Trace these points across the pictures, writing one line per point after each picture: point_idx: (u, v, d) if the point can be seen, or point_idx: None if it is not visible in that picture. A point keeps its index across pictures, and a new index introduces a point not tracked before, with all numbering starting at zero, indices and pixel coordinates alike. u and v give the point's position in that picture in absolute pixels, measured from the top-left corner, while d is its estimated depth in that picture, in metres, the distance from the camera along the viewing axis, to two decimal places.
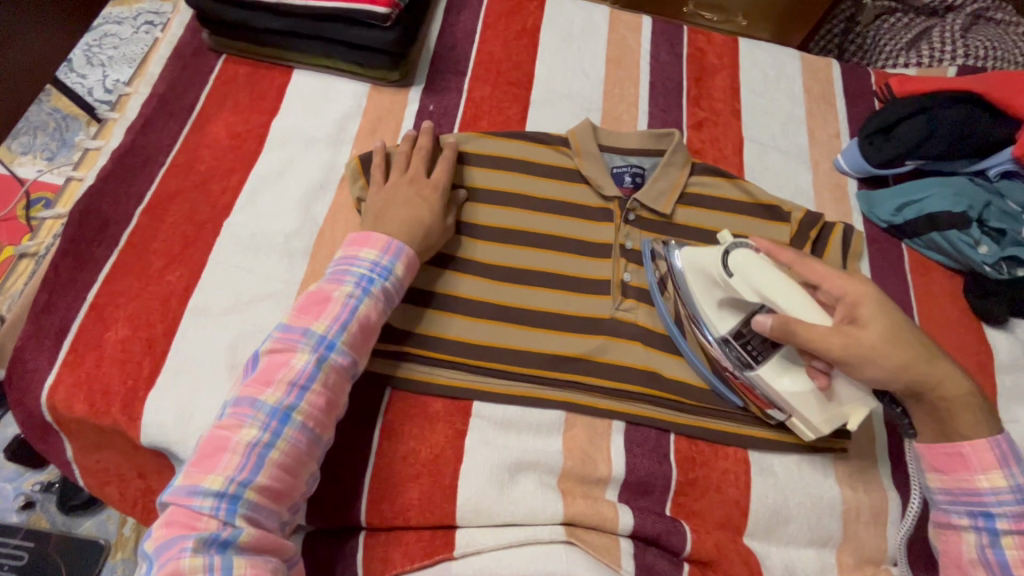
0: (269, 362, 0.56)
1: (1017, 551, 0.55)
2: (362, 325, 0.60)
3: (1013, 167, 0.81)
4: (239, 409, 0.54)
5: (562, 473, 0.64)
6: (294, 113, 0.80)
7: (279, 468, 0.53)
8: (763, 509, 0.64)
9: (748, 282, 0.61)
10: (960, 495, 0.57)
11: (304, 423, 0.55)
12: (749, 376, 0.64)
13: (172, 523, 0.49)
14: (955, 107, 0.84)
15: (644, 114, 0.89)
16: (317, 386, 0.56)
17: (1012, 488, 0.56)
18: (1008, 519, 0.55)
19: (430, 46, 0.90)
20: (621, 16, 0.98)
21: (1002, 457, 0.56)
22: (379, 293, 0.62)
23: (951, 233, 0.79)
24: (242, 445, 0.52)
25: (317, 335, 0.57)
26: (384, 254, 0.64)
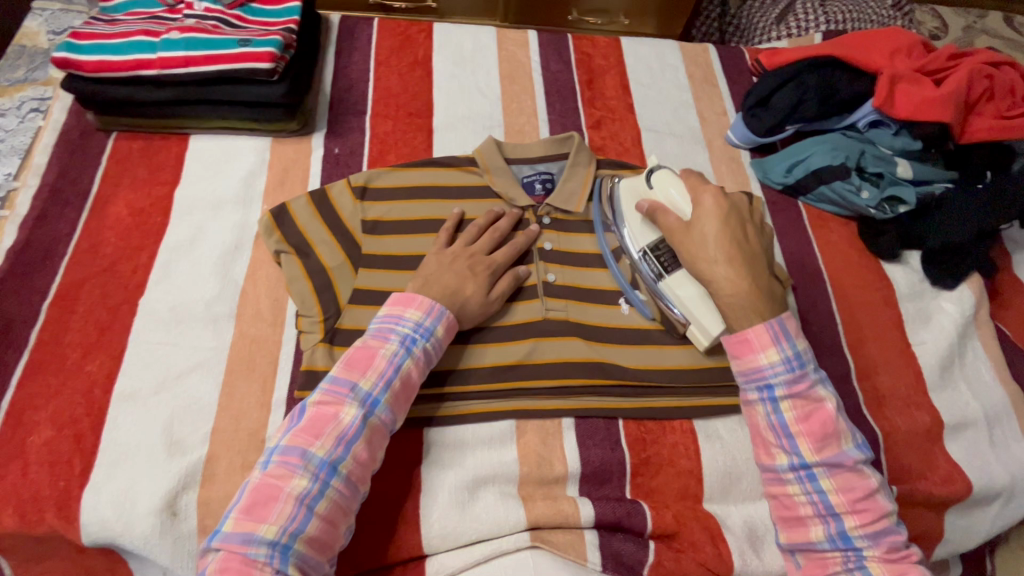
0: (318, 413, 0.56)
1: (792, 411, 0.59)
2: (403, 384, 0.60)
3: (878, 117, 0.89)
4: (288, 459, 0.53)
5: (520, 479, 0.65)
6: (197, 179, 0.79)
7: (325, 520, 0.52)
8: (715, 472, 0.68)
9: (660, 194, 0.73)
10: (749, 376, 0.61)
11: (347, 477, 0.55)
12: (661, 282, 0.71)
13: (227, 570, 0.48)
14: (816, 72, 0.91)
15: (544, 123, 0.93)
16: (360, 445, 0.56)
17: (783, 360, 0.60)
18: (784, 386, 0.60)
19: (326, 89, 0.91)
20: (507, 34, 1.02)
21: (775, 334, 0.61)
22: (420, 353, 0.62)
23: (836, 184, 0.87)
24: (291, 500, 0.51)
25: (364, 392, 0.58)
26: (429, 316, 0.64)
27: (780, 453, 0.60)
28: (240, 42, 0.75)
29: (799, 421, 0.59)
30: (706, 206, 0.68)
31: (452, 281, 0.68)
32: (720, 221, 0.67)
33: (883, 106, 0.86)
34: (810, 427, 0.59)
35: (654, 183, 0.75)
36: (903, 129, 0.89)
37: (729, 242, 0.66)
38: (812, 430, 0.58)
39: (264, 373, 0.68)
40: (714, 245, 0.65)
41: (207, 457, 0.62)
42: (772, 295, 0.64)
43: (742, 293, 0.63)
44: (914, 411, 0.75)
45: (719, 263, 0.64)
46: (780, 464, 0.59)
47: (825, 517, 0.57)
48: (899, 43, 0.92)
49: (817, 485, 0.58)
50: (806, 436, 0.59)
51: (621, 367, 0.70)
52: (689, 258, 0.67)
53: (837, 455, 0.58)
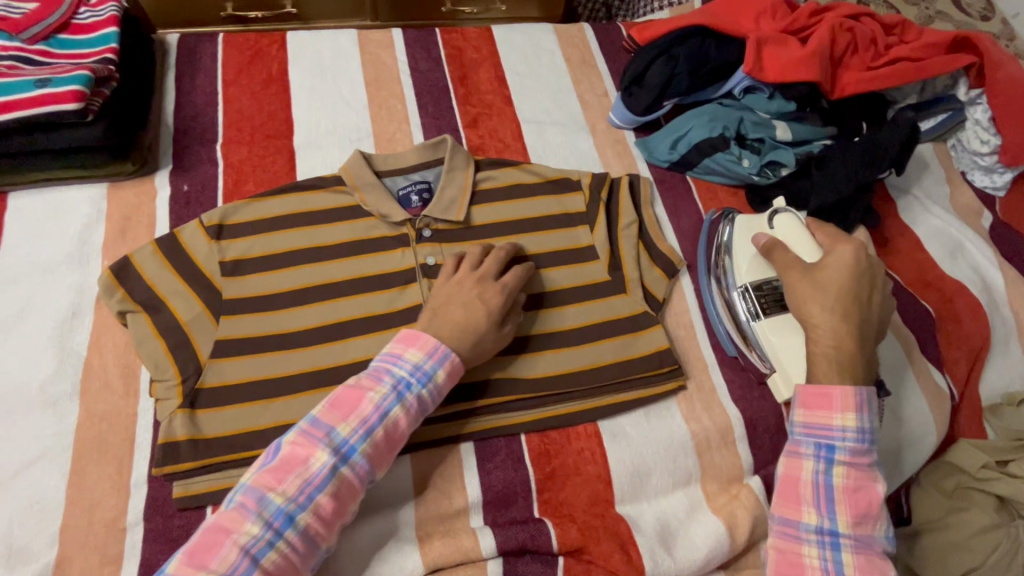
0: (290, 454, 0.52)
1: (843, 479, 0.58)
2: (389, 434, 0.55)
3: (750, 83, 0.88)
4: (245, 502, 0.49)
5: (418, 520, 0.61)
6: (20, 243, 0.70)
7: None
8: (623, 473, 0.66)
9: (782, 235, 0.72)
10: (813, 429, 0.60)
11: (305, 529, 0.50)
12: (754, 324, 0.73)
13: None
14: (686, 44, 0.89)
15: (417, 128, 0.88)
16: (326, 494, 0.51)
17: (858, 427, 0.58)
18: (847, 453, 0.58)
19: (167, 120, 0.82)
20: (369, 36, 0.95)
21: (860, 403, 0.59)
22: (413, 401, 0.57)
23: (717, 156, 0.86)
24: (235, 550, 0.48)
25: (341, 437, 0.53)
26: (430, 358, 0.59)
27: (809, 512, 0.57)
28: (37, 83, 0.66)
29: (845, 489, 0.57)
30: (838, 254, 0.66)
31: (462, 312, 0.62)
32: (851, 272, 0.64)
33: (753, 71, 0.85)
34: (855, 498, 0.57)
35: (774, 222, 0.75)
36: (776, 92, 0.88)
37: (845, 296, 0.63)
38: (856, 504, 0.57)
39: (118, 453, 0.60)
40: (839, 293, 0.63)
41: (56, 561, 0.55)
42: (868, 370, 0.62)
43: (842, 353, 0.61)
44: None
45: (828, 311, 0.63)
46: (805, 524, 0.57)
47: None
48: (762, 5, 0.91)
49: (832, 506, 0.57)
50: (848, 507, 0.56)
51: (517, 379, 0.67)
52: (800, 298, 0.65)
53: (869, 538, 0.56)
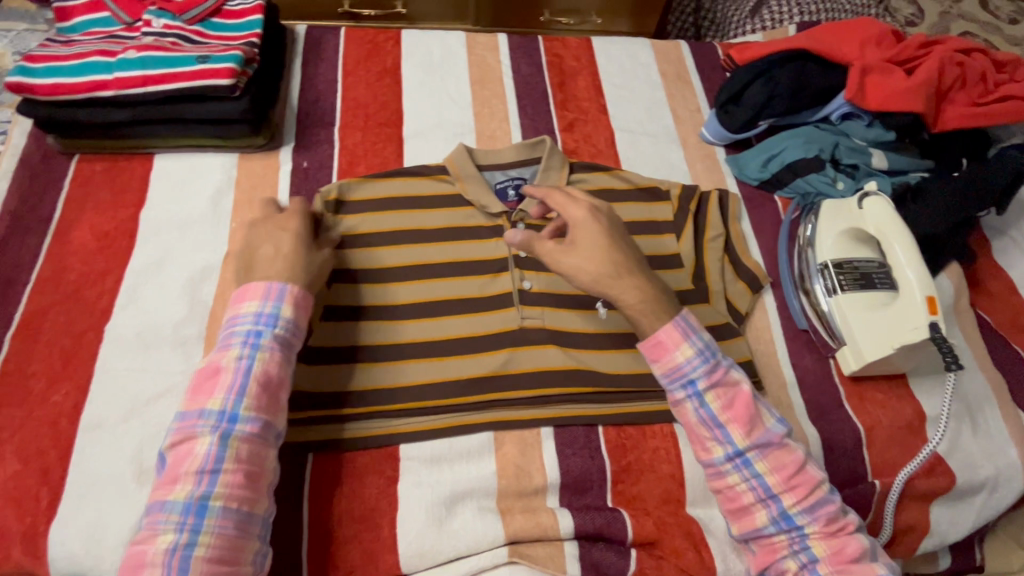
0: (176, 455, 0.53)
1: (717, 402, 0.59)
2: (263, 383, 0.56)
3: (850, 109, 0.88)
4: (151, 517, 0.50)
5: (499, 493, 0.64)
6: (162, 199, 0.78)
7: (211, 560, 0.49)
8: (697, 477, 0.67)
9: (875, 222, 0.77)
10: (670, 376, 0.60)
11: (225, 507, 0.51)
12: (831, 300, 0.76)
13: None
14: (787, 66, 0.90)
15: (516, 127, 0.92)
16: (229, 466, 0.52)
17: (696, 354, 0.60)
18: (704, 379, 0.59)
19: (293, 102, 0.89)
20: (476, 39, 1.01)
21: (684, 330, 0.60)
22: (269, 344, 0.57)
23: (811, 176, 0.86)
24: (160, 555, 0.49)
25: (216, 412, 0.53)
26: (268, 300, 0.59)
27: (714, 446, 0.59)
28: (198, 59, 0.74)
29: (724, 409, 0.59)
30: (575, 219, 0.62)
31: (275, 249, 0.63)
32: (598, 233, 0.62)
33: (855, 98, 0.86)
34: (737, 412, 0.59)
35: (864, 205, 0.79)
36: (875, 120, 0.88)
37: (613, 254, 0.61)
38: (739, 416, 0.59)
39: None
40: (607, 261, 0.61)
41: None
42: (667, 293, 0.63)
43: (646, 309, 0.60)
44: (896, 403, 0.74)
45: (621, 277, 0.60)
46: (716, 457, 0.59)
47: (766, 501, 0.58)
48: (869, 33, 0.91)
49: (755, 471, 0.59)
50: (735, 422, 0.59)
51: (599, 373, 0.69)
52: (591, 279, 0.60)
53: (765, 435, 0.59)
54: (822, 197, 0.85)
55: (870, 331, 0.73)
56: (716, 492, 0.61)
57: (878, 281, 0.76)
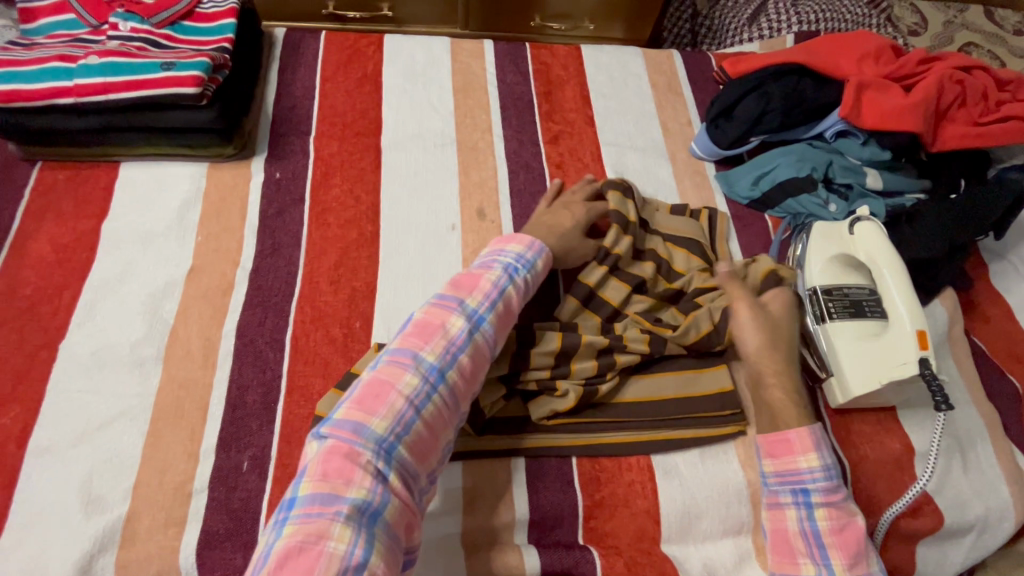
0: (428, 321, 0.57)
1: (827, 521, 0.60)
2: (507, 309, 0.62)
3: (845, 127, 0.85)
4: (400, 359, 0.54)
5: (463, 531, 0.62)
6: (126, 211, 0.75)
7: (427, 425, 0.53)
8: (673, 513, 0.64)
9: (865, 249, 0.74)
10: (784, 478, 0.62)
11: (453, 386, 0.56)
12: (818, 328, 0.72)
13: (331, 460, 0.48)
14: (782, 80, 0.87)
15: (499, 138, 0.89)
16: (467, 354, 0.57)
17: (823, 467, 0.61)
18: (820, 493, 0.60)
19: (268, 110, 0.86)
20: (461, 45, 0.98)
21: (817, 440, 0.62)
22: (521, 282, 0.64)
23: (803, 197, 0.83)
24: (402, 397, 0.52)
25: (471, 308, 0.59)
26: (530, 250, 0.67)
27: (807, 562, 0.60)
28: (163, 65, 0.71)
29: (832, 531, 0.60)
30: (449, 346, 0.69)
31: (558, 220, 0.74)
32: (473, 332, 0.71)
33: (850, 115, 0.82)
34: (843, 538, 0.59)
35: (855, 229, 0.76)
36: (871, 139, 0.85)
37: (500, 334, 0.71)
38: (846, 545, 0.59)
39: (192, 419, 0.63)
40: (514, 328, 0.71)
41: (127, 515, 0.58)
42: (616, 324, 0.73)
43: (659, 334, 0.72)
44: (883, 438, 0.71)
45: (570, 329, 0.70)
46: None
47: None
48: (867, 48, 0.88)
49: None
50: (839, 548, 0.59)
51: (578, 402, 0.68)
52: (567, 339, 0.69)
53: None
54: (813, 218, 0.82)
55: (859, 362, 0.69)
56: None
57: (870, 309, 0.72)
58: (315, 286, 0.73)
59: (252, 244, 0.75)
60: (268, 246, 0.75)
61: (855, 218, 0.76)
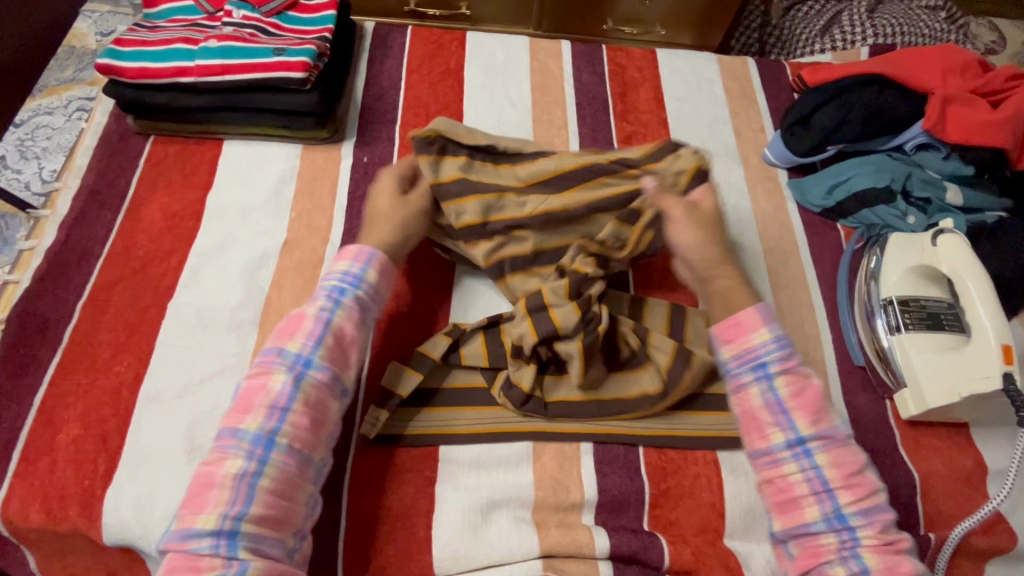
0: (250, 388, 0.58)
1: (787, 388, 0.60)
2: (338, 338, 0.62)
3: (927, 140, 0.84)
4: (223, 440, 0.55)
5: (535, 504, 0.64)
6: (228, 185, 0.80)
7: (273, 494, 0.54)
8: (738, 509, 0.65)
9: (949, 260, 0.72)
10: (742, 357, 0.62)
11: (291, 446, 0.56)
12: (893, 338, 0.72)
13: (174, 568, 0.50)
14: (863, 89, 0.87)
15: (574, 135, 0.91)
16: (298, 407, 0.57)
17: (774, 339, 0.62)
18: (778, 362, 0.61)
19: (357, 98, 0.91)
20: (540, 44, 1.01)
21: (764, 315, 0.63)
22: (352, 303, 0.64)
23: (879, 208, 0.83)
24: (228, 478, 0.53)
25: (294, 354, 0.59)
26: (357, 263, 0.66)
27: (774, 432, 0.59)
28: (275, 51, 0.77)
29: (793, 397, 0.60)
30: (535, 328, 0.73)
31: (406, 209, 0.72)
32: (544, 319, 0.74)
33: (934, 128, 0.82)
34: (804, 401, 0.59)
35: (937, 241, 0.74)
36: (954, 152, 0.84)
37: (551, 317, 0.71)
38: (807, 406, 0.59)
39: None
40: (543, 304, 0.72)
41: None
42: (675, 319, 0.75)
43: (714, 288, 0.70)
44: (955, 454, 0.70)
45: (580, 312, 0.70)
46: (776, 444, 0.59)
47: (820, 496, 0.57)
48: (953, 62, 0.87)
49: (813, 461, 0.58)
50: (802, 411, 0.59)
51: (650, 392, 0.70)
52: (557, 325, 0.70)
53: (831, 429, 0.59)
54: (889, 229, 0.82)
55: (936, 374, 0.69)
56: (766, 484, 0.59)
57: (947, 323, 0.72)
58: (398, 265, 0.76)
59: (341, 222, 0.79)
60: (355, 225, 0.79)
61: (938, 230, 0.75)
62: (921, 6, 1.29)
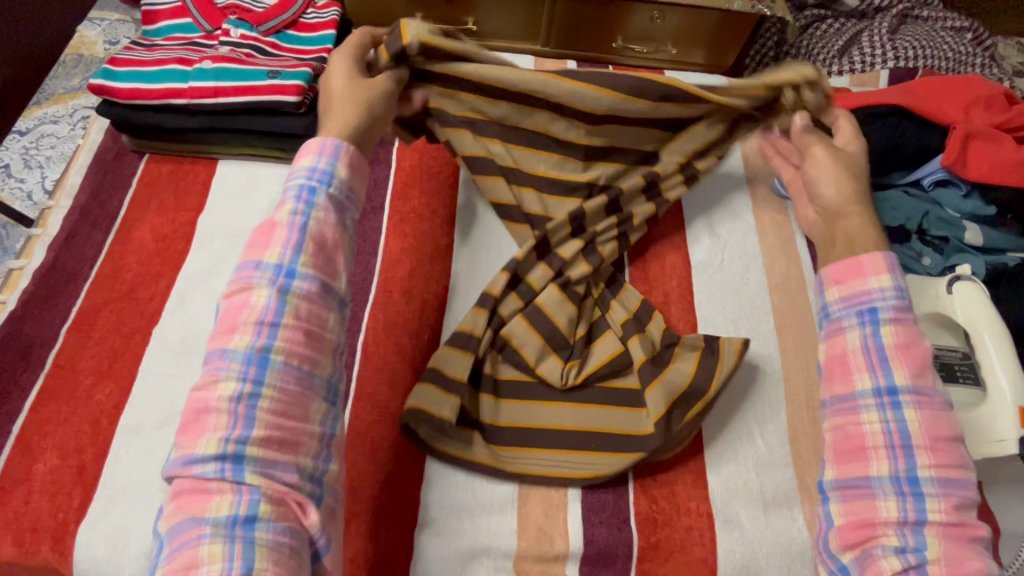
0: (228, 309, 0.49)
1: (893, 337, 0.54)
2: (320, 243, 0.51)
3: (946, 176, 0.80)
4: (213, 363, 0.46)
5: (517, 554, 0.62)
6: (220, 206, 0.79)
7: (274, 415, 0.45)
8: (731, 566, 0.62)
9: (965, 309, 0.69)
10: (848, 301, 0.57)
11: (287, 364, 0.47)
12: None
13: (181, 496, 0.44)
14: (881, 123, 0.82)
15: None
16: (291, 320, 0.48)
17: (894, 287, 0.56)
18: (890, 312, 0.55)
19: None
20: (545, 65, 0.98)
21: (890, 263, 0.57)
22: (325, 202, 0.53)
23: (894, 248, 0.79)
24: (223, 402, 0.45)
25: (272, 265, 0.49)
26: (323, 157, 0.54)
27: (861, 377, 0.55)
28: (269, 74, 0.75)
29: (897, 346, 0.54)
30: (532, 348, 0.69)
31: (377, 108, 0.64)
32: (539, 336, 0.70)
33: (953, 165, 0.78)
34: (908, 351, 0.54)
35: (954, 288, 0.70)
36: (974, 190, 0.80)
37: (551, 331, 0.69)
38: (911, 358, 0.54)
39: None
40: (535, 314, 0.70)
41: None
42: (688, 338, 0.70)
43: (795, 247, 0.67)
44: None
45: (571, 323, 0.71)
46: (860, 390, 0.54)
47: (894, 450, 0.52)
48: (977, 94, 0.83)
49: (899, 414, 0.53)
50: (903, 361, 0.54)
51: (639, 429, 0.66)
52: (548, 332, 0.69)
53: (929, 388, 0.54)
54: (904, 271, 0.78)
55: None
56: (833, 431, 0.55)
57: (961, 374, 0.68)
58: (388, 294, 0.74)
59: None
60: None
61: (954, 275, 0.71)
62: (946, 27, 1.24)
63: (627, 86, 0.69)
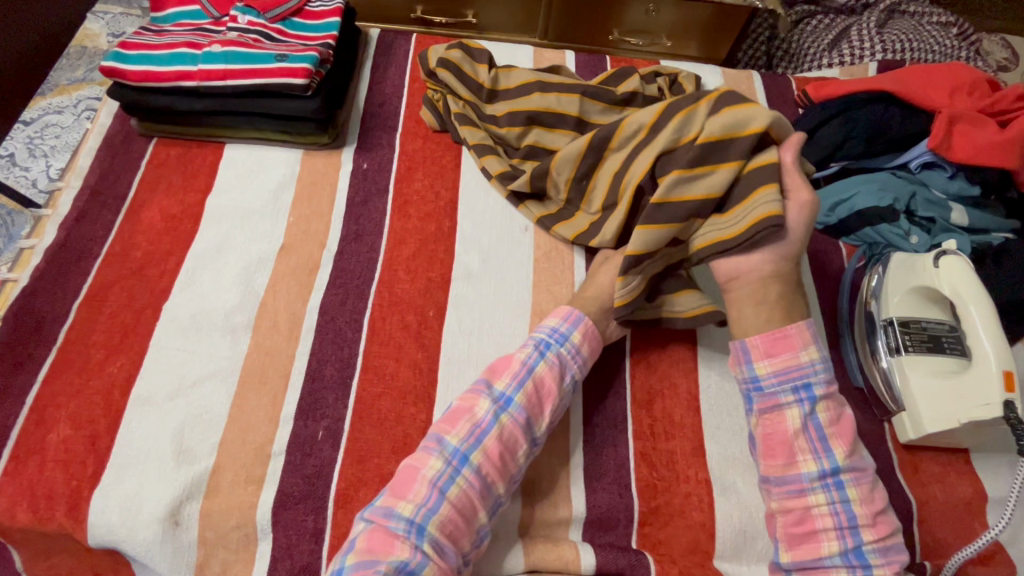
0: (458, 406, 0.60)
1: (827, 414, 0.61)
2: (537, 387, 0.62)
3: (932, 159, 0.83)
4: (429, 443, 0.58)
5: (521, 519, 0.63)
6: (228, 188, 0.81)
7: (454, 508, 0.55)
8: (729, 530, 0.64)
9: (950, 281, 0.69)
10: (787, 375, 0.62)
11: (478, 470, 0.57)
12: (893, 360, 0.72)
13: (373, 540, 0.53)
14: (868, 108, 0.86)
15: None
16: (492, 439, 0.58)
17: (821, 359, 0.62)
18: (822, 386, 0.61)
19: (359, 105, 0.91)
20: (544, 54, 1.01)
21: (813, 334, 0.63)
22: (554, 357, 0.64)
23: (882, 227, 0.81)
24: (426, 481, 0.56)
25: (499, 391, 0.61)
26: (565, 322, 0.67)
27: (808, 461, 0.60)
28: (277, 57, 0.77)
29: (831, 423, 0.61)
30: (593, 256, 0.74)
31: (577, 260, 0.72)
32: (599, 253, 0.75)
33: (939, 146, 0.80)
34: (841, 429, 0.61)
35: (937, 262, 0.71)
36: (958, 172, 0.83)
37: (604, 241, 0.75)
38: (844, 434, 0.61)
39: (275, 386, 0.67)
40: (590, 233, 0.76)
41: (212, 468, 0.62)
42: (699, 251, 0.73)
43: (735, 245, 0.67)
44: (952, 479, 0.69)
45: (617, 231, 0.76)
46: (808, 473, 0.60)
47: (843, 531, 0.58)
48: (960, 79, 0.86)
49: (842, 494, 0.59)
50: (839, 439, 0.60)
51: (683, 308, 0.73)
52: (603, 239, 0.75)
53: (860, 461, 0.61)
54: (891, 248, 0.80)
55: (936, 399, 0.68)
56: (784, 512, 0.61)
57: (948, 345, 0.71)
58: (394, 273, 0.76)
59: (338, 229, 0.79)
60: (352, 231, 0.79)
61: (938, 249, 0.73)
62: (932, 22, 1.28)
63: (608, 101, 0.85)
